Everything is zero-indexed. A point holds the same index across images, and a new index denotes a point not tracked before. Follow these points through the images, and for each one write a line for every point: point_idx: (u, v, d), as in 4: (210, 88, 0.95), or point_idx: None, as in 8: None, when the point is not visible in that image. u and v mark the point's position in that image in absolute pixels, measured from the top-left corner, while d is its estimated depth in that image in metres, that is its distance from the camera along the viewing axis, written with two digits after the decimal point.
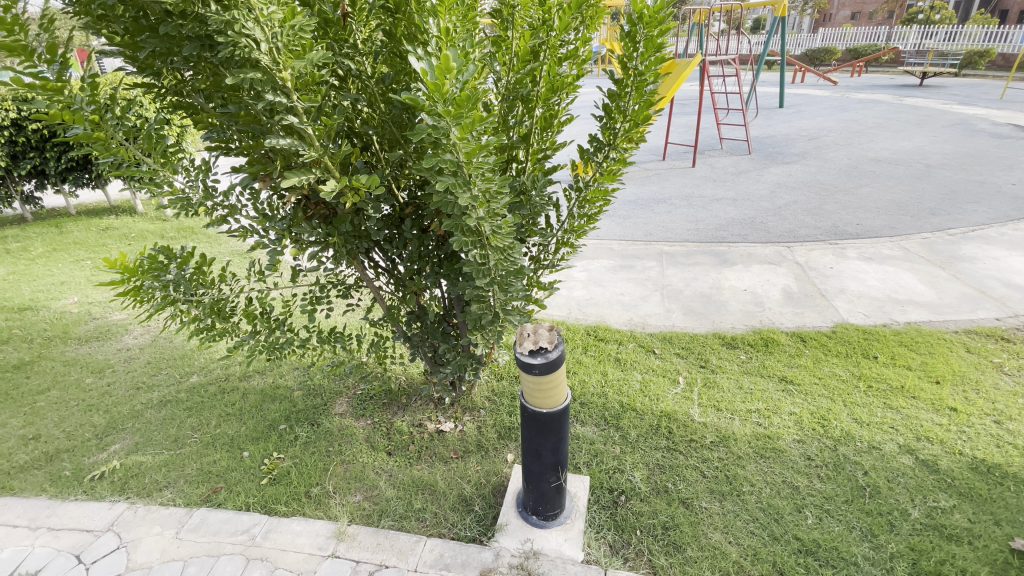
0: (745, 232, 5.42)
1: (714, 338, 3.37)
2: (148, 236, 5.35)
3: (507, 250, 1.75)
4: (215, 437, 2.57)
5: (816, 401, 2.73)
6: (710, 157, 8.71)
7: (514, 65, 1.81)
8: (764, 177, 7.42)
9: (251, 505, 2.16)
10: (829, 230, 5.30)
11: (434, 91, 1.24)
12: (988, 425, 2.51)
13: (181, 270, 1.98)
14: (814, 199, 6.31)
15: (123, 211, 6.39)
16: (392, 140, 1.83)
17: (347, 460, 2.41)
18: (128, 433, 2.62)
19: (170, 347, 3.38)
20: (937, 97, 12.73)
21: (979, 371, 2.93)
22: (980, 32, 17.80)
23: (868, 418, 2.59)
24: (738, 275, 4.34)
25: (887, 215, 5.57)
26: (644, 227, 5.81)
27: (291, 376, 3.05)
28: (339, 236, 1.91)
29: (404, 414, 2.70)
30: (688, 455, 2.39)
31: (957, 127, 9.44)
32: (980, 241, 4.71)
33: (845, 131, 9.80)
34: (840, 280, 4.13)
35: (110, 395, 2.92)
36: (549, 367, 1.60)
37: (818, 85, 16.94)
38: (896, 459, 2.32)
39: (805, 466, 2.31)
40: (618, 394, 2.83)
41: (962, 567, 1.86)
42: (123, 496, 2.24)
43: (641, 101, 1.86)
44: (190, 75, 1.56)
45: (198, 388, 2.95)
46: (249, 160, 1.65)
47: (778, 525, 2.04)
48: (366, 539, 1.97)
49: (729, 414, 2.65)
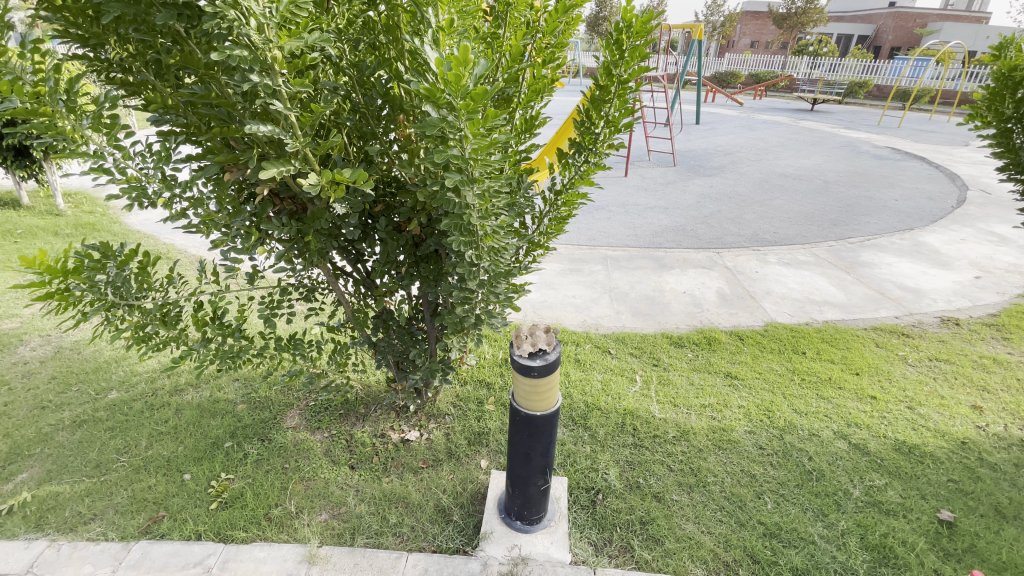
0: (678, 238, 5.76)
1: (663, 337, 3.53)
2: (38, 233, 4.66)
3: (498, 251, 1.73)
4: (149, 459, 2.27)
5: (760, 394, 2.95)
6: (640, 168, 9.17)
7: (502, 63, 1.74)
8: (690, 187, 7.93)
9: (202, 533, 1.94)
10: (751, 237, 5.76)
11: (450, 83, 1.18)
12: (903, 410, 2.85)
13: (120, 270, 1.73)
14: (735, 208, 6.84)
15: (3, 203, 5.52)
16: (366, 133, 1.73)
17: (308, 477, 2.24)
18: (37, 460, 2.25)
19: (80, 360, 2.95)
20: (826, 121, 14.35)
21: (889, 363, 3.33)
22: (857, 66, 20.33)
23: (806, 408, 2.83)
24: (677, 278, 4.59)
25: (798, 225, 6.16)
26: (586, 232, 5.98)
27: (231, 389, 2.77)
28: (311, 234, 1.76)
29: (364, 425, 2.54)
30: (655, 450, 2.48)
31: (845, 148, 10.68)
32: (875, 248, 5.36)
33: (754, 148, 10.75)
34: (765, 283, 4.51)
35: (8, 417, 2.49)
36: (547, 369, 1.59)
37: (727, 105, 18.47)
38: (833, 444, 2.56)
39: (759, 454, 2.48)
40: (582, 394, 2.87)
41: (902, 538, 2.08)
42: (40, 533, 1.91)
43: (623, 109, 1.92)
44: (144, 48, 1.39)
45: (121, 405, 2.60)
46: (214, 148, 1.49)
47: (743, 511, 2.17)
48: (341, 559, 1.84)
49: (686, 409, 2.78)
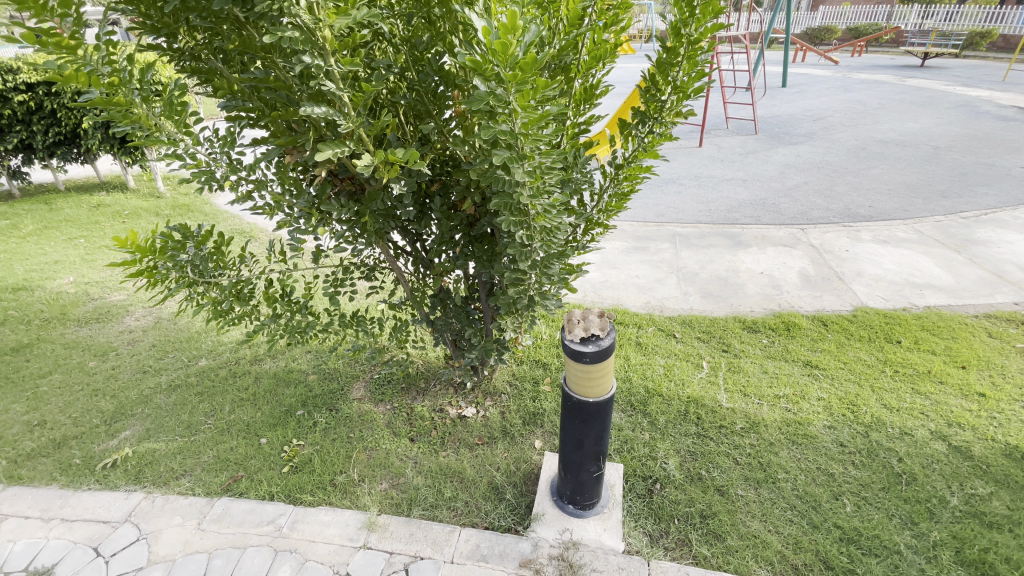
0: (757, 214, 5.34)
1: (734, 321, 3.31)
2: (143, 213, 5.16)
3: (552, 231, 1.66)
4: (231, 423, 2.48)
5: (844, 386, 2.69)
6: (716, 137, 8.56)
7: (559, 29, 1.64)
8: (772, 157, 7.31)
9: (275, 494, 2.09)
10: (842, 212, 5.22)
11: (497, 53, 1.12)
12: (1019, 410, 2.49)
13: (198, 249, 1.85)
14: (824, 180, 6.23)
15: (115, 187, 6.17)
16: (421, 112, 1.69)
17: (370, 447, 2.34)
18: (139, 419, 2.52)
19: (175, 330, 3.26)
20: (939, 78, 12.64)
21: (1004, 357, 2.90)
22: (981, 12, 17.66)
23: (897, 403, 2.55)
24: (754, 257, 4.26)
25: (898, 197, 5.50)
26: (653, 208, 5.72)
27: (304, 360, 2.95)
28: (368, 215, 1.79)
29: (424, 399, 2.61)
30: (719, 441, 2.35)
31: (961, 109, 9.38)
32: (994, 224, 4.69)
33: (849, 111, 9.69)
34: (856, 263, 4.07)
35: (116, 379, 2.81)
36: (600, 355, 1.53)
37: (819, 64, 16.76)
38: (928, 445, 2.29)
39: (838, 452, 2.27)
40: (643, 378, 2.77)
41: (1006, 555, 1.83)
42: (139, 485, 2.15)
43: (693, 72, 1.76)
44: (209, 37, 1.44)
45: (209, 371, 2.85)
46: (276, 131, 1.53)
47: (817, 513, 2.00)
48: (398, 529, 1.91)
49: (758, 400, 2.60)
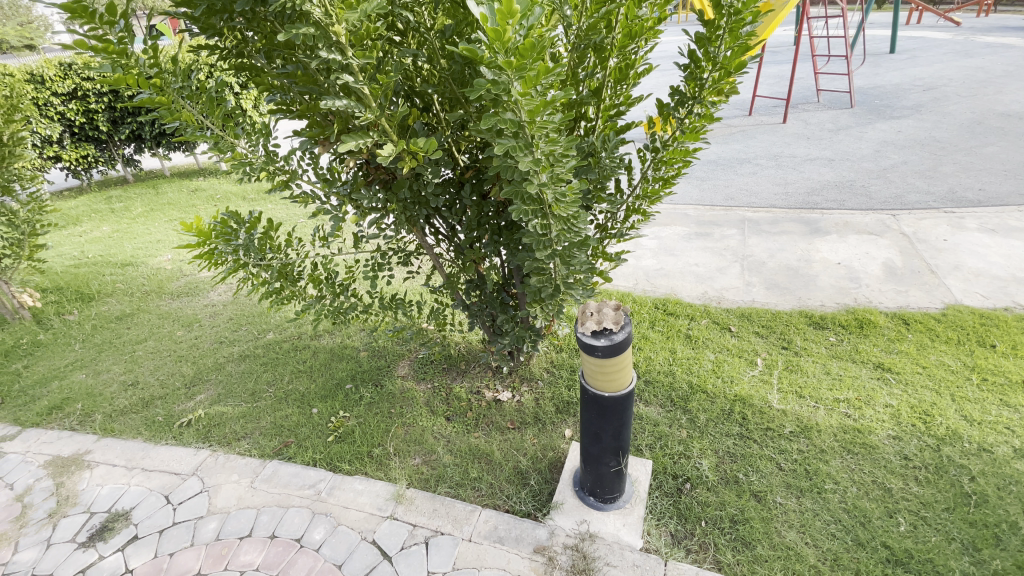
0: (842, 197, 4.84)
1: (799, 315, 3.06)
2: (231, 197, 5.67)
3: (571, 220, 1.61)
4: (288, 393, 2.70)
5: (918, 393, 2.41)
6: (804, 112, 7.81)
7: (587, 8, 1.59)
8: (868, 134, 6.56)
9: (318, 461, 2.26)
10: (944, 195, 4.60)
11: (494, 40, 1.10)
12: None
13: (250, 235, 2.01)
14: (928, 159, 5.51)
15: (210, 173, 6.82)
16: (451, 99, 1.71)
17: (408, 423, 2.45)
18: (212, 384, 2.83)
19: (249, 305, 3.58)
20: None
21: None
22: None
23: (981, 415, 2.25)
24: (832, 246, 3.89)
25: (1018, 179, 4.75)
26: (723, 191, 5.37)
27: (357, 338, 3.14)
28: (397, 203, 1.84)
29: (463, 380, 2.69)
30: (764, 445, 2.20)
31: None
32: None
33: (970, 79, 8.44)
34: (955, 254, 3.58)
35: (198, 347, 3.16)
36: (613, 350, 1.49)
37: (939, 25, 14.68)
38: (1010, 465, 2.01)
39: (900, 466, 2.05)
40: (687, 373, 2.65)
41: None
42: (207, 443, 2.42)
43: (735, 45, 1.63)
44: (250, 36, 1.55)
45: (273, 344, 3.12)
46: (311, 123, 1.62)
47: (864, 529, 1.84)
48: (423, 503, 2.01)
49: (813, 403, 2.40)
